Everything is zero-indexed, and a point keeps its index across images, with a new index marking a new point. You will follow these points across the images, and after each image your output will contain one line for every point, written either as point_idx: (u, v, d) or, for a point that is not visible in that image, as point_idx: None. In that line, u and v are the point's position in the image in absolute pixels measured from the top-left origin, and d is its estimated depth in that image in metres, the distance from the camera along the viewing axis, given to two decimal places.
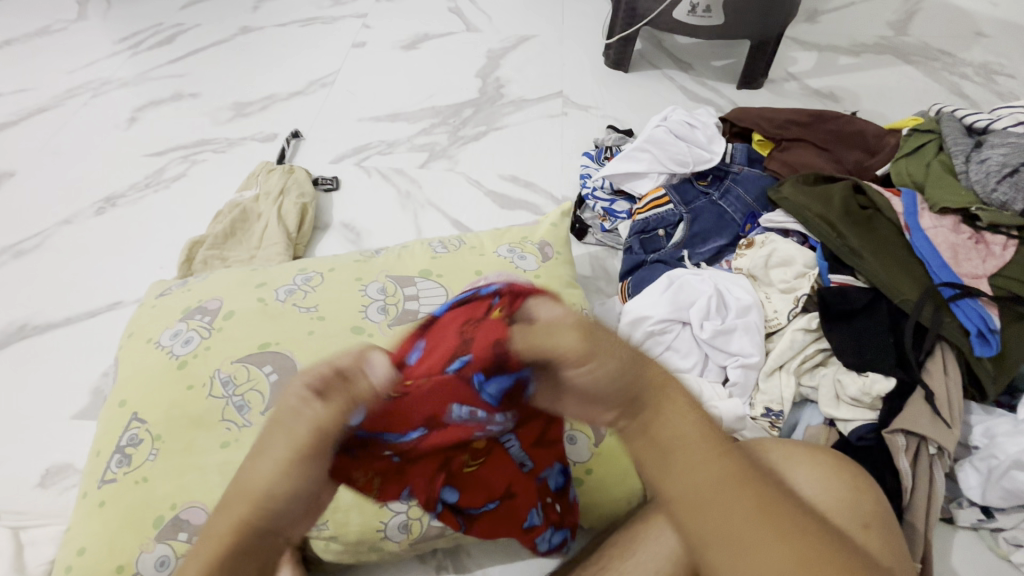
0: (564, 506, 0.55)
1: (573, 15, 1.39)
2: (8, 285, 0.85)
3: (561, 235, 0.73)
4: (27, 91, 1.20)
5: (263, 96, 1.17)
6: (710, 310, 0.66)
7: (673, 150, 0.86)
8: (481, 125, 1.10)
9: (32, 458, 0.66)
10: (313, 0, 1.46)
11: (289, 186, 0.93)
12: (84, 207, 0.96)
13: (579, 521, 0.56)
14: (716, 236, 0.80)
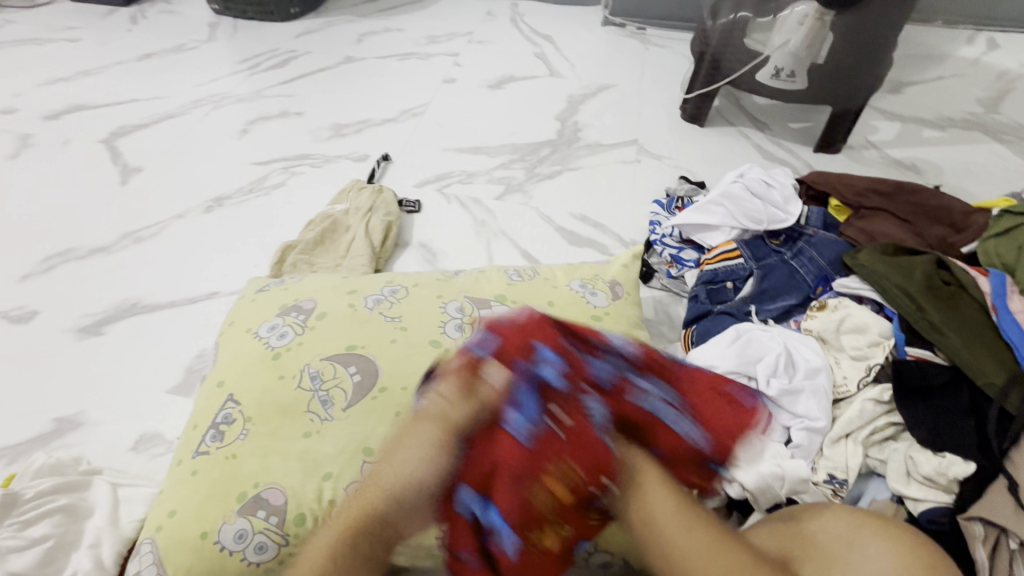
0: (615, 543, 0.54)
1: (654, 69, 1.45)
2: (125, 266, 0.95)
3: (632, 276, 0.75)
4: (159, 99, 1.36)
5: (359, 119, 1.27)
6: (778, 367, 0.66)
7: (748, 208, 0.87)
8: (557, 165, 1.16)
9: (129, 425, 0.73)
10: (411, 38, 1.59)
11: (377, 204, 1.00)
12: (195, 204, 1.07)
13: (629, 562, 0.55)
14: (786, 294, 0.81)
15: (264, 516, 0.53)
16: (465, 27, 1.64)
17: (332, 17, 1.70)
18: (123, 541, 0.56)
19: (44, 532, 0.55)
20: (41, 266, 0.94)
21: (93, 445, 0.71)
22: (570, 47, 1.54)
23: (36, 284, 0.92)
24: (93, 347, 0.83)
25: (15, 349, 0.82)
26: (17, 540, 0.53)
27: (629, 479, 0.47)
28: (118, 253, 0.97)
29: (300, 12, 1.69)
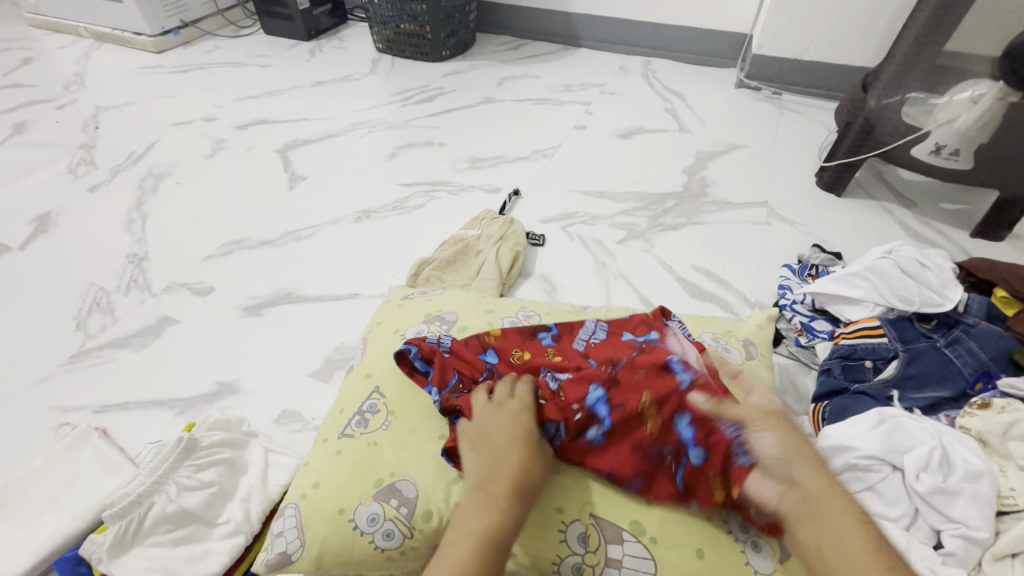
0: None
1: (788, 133, 1.43)
2: (285, 259, 1.08)
3: (765, 339, 0.74)
4: (326, 120, 1.55)
5: (494, 155, 1.37)
6: (931, 463, 0.60)
7: (898, 285, 0.82)
8: (682, 217, 1.16)
9: (276, 399, 0.82)
10: (547, 85, 1.69)
11: (508, 234, 1.07)
12: (346, 214, 1.20)
13: None
14: (936, 385, 0.75)
15: (395, 505, 0.57)
16: (598, 79, 1.72)
17: (477, 61, 1.86)
18: (268, 501, 0.64)
19: (211, 478, 0.63)
20: (220, 250, 1.10)
21: (245, 412, 0.81)
22: (702, 105, 1.56)
23: (215, 264, 1.07)
24: (253, 325, 0.95)
25: (193, 317, 0.96)
26: (192, 480, 0.62)
27: (803, 503, 0.49)
28: (280, 247, 1.11)
29: (449, 55, 1.87)
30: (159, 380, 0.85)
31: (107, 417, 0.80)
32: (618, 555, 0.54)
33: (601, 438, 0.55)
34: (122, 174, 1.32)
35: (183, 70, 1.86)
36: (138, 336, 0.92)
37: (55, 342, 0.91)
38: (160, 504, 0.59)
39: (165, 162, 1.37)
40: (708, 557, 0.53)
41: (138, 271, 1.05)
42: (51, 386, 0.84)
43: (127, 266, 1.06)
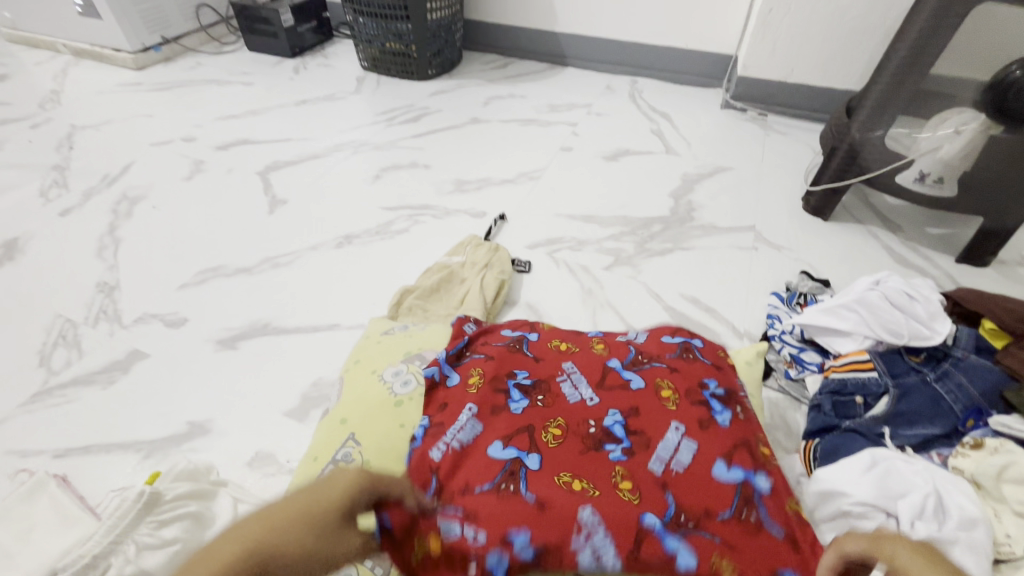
0: None
1: (774, 155, 1.43)
2: (261, 288, 1.04)
3: (753, 376, 0.74)
4: (308, 140, 1.52)
5: (480, 177, 1.35)
6: (926, 510, 0.58)
7: (886, 317, 0.81)
8: (668, 242, 1.15)
9: (248, 440, 0.79)
10: (533, 105, 1.68)
11: (492, 262, 1.05)
12: (327, 239, 1.16)
13: None
14: (927, 422, 0.73)
15: (371, 564, 0.55)
16: (584, 99, 1.72)
17: (463, 80, 1.85)
18: None
19: (174, 534, 0.59)
20: (195, 278, 1.06)
21: (216, 454, 0.77)
22: (688, 126, 1.56)
23: (188, 293, 1.03)
24: (227, 359, 0.91)
25: (164, 351, 0.92)
26: (153, 538, 0.58)
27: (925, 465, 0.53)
28: (258, 275, 1.07)
29: (435, 74, 1.85)
30: (125, 421, 0.81)
31: (68, 462, 0.76)
32: None
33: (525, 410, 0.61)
34: (95, 198, 1.28)
35: (164, 88, 1.82)
36: (105, 372, 0.88)
37: (17, 380, 0.87)
38: (117, 565, 0.55)
39: (141, 185, 1.33)
40: None
41: (108, 301, 1.01)
42: (9, 428, 0.80)
43: (97, 296, 1.02)
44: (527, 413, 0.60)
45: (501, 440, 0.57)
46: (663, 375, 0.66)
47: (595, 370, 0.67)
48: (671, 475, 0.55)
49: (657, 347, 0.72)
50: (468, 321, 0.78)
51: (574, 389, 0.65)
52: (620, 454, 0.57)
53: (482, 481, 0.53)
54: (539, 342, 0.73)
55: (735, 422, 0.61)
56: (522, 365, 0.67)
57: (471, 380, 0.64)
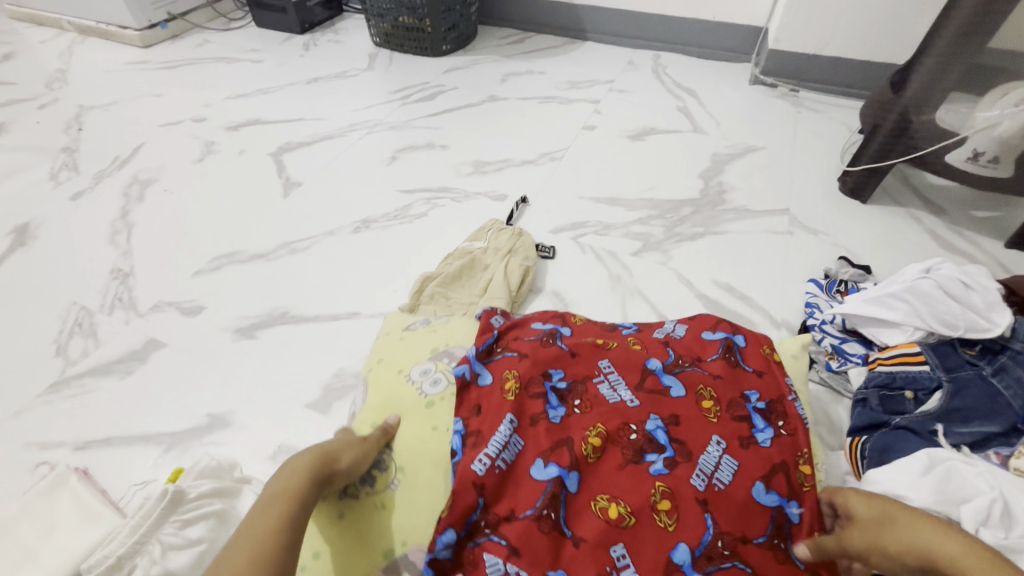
0: None
1: (808, 133, 1.36)
2: (278, 275, 1.01)
3: (800, 369, 0.70)
4: (321, 120, 1.47)
5: (500, 158, 1.30)
6: (992, 516, 0.54)
7: (940, 309, 0.76)
8: (699, 226, 1.10)
9: (270, 432, 0.77)
10: (553, 82, 1.62)
11: (516, 247, 1.00)
12: (344, 223, 1.12)
13: None
14: (984, 419, 0.69)
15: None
16: (606, 75, 1.65)
17: (479, 56, 1.78)
18: None
19: (199, 534, 0.57)
20: (211, 264, 1.03)
21: (238, 447, 0.75)
22: (715, 103, 1.49)
23: (204, 280, 1.00)
24: (246, 348, 0.88)
25: (182, 340, 0.90)
26: (177, 539, 0.56)
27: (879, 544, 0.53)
28: (274, 261, 1.04)
29: (450, 50, 1.78)
30: (145, 412, 0.79)
31: (88, 454, 0.74)
32: None
33: (558, 420, 0.57)
34: (106, 181, 1.25)
35: (172, 66, 1.77)
36: (123, 362, 0.86)
37: (34, 369, 0.85)
38: (142, 566, 0.53)
39: (152, 167, 1.30)
40: None
41: (122, 288, 0.98)
42: (29, 419, 0.78)
43: (111, 283, 0.99)
44: (565, 425, 0.57)
45: (541, 458, 0.54)
46: (705, 383, 0.62)
47: (635, 370, 0.63)
48: (712, 493, 0.53)
49: (698, 347, 0.68)
50: (496, 312, 0.72)
51: (612, 391, 0.61)
52: (660, 466, 0.54)
53: (523, 505, 0.51)
54: (573, 337, 0.68)
55: (777, 441, 0.58)
56: (557, 362, 0.63)
57: (507, 385, 0.59)
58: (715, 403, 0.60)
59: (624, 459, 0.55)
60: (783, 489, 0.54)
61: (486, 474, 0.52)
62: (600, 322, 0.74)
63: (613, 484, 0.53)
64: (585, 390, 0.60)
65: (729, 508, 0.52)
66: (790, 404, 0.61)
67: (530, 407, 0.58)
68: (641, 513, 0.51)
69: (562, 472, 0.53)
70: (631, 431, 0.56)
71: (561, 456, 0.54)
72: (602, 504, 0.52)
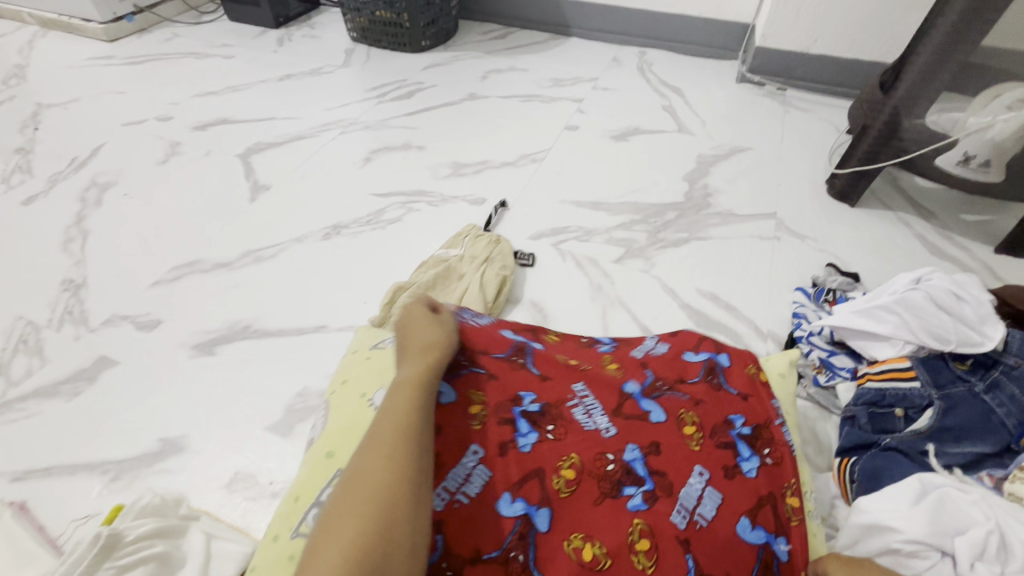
0: None
1: (795, 134, 1.33)
2: (241, 285, 0.95)
3: (787, 388, 0.67)
4: (293, 119, 1.41)
5: (478, 160, 1.25)
6: (987, 550, 0.51)
7: (931, 321, 0.73)
8: (683, 232, 1.06)
9: (226, 458, 0.72)
10: (535, 79, 1.57)
11: (493, 255, 0.96)
12: (314, 230, 1.07)
13: None
14: (977, 439, 0.66)
15: None
16: (590, 72, 1.60)
17: (459, 52, 1.72)
18: None
19: None
20: (170, 274, 0.98)
21: (191, 475, 0.70)
22: (701, 102, 1.45)
23: (162, 291, 0.94)
24: (204, 365, 0.83)
25: (135, 357, 0.84)
26: None
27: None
28: (238, 271, 0.98)
29: (429, 46, 1.73)
30: (91, 437, 0.74)
31: (27, 485, 0.69)
32: None
33: (530, 448, 0.52)
34: (61, 184, 1.18)
35: (137, 61, 1.69)
36: (70, 382, 0.80)
37: None
38: None
39: (112, 169, 1.23)
40: None
41: (74, 301, 0.92)
42: None
43: (62, 295, 0.93)
44: (536, 454, 0.52)
45: (509, 492, 0.49)
46: (685, 408, 0.58)
47: (611, 394, 0.59)
48: (694, 531, 0.49)
49: (677, 368, 0.64)
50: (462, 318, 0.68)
51: (588, 417, 0.57)
52: (639, 501, 0.50)
53: (489, 546, 0.46)
54: (543, 354, 0.64)
55: (763, 471, 0.55)
56: (527, 386, 0.58)
57: (474, 407, 0.54)
58: (697, 429, 0.57)
59: (599, 494, 0.50)
60: (769, 524, 0.51)
61: (447, 511, 0.47)
62: (574, 339, 0.71)
63: (587, 521, 0.48)
64: (558, 415, 0.56)
65: (712, 548, 0.48)
66: (775, 429, 0.59)
67: (499, 433, 0.53)
68: (618, 554, 0.46)
69: (531, 509, 0.48)
70: (606, 462, 0.52)
71: (531, 490, 0.49)
72: (575, 545, 0.47)
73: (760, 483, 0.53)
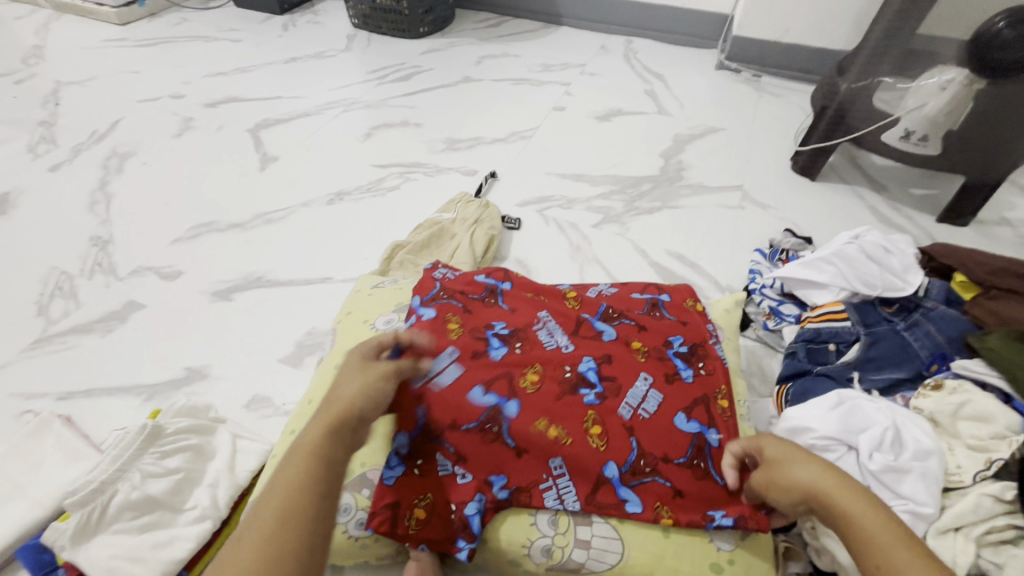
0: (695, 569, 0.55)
1: (766, 116, 1.43)
2: (253, 243, 1.05)
3: (733, 322, 0.77)
4: (298, 99, 1.50)
5: (471, 136, 1.35)
6: (884, 442, 0.62)
7: (862, 270, 0.84)
8: (657, 201, 1.16)
9: (245, 384, 0.82)
10: (527, 64, 1.66)
11: (483, 218, 1.06)
12: (319, 196, 1.17)
13: None
14: (894, 367, 0.77)
15: (368, 494, 0.57)
16: (578, 59, 1.70)
17: (455, 38, 1.81)
18: (236, 488, 0.64)
19: (177, 464, 0.63)
20: (189, 232, 1.07)
21: (215, 396, 0.80)
22: (681, 87, 1.55)
23: (182, 247, 1.04)
24: (223, 309, 0.93)
25: (160, 301, 0.94)
26: (157, 467, 0.61)
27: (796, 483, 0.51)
28: (251, 230, 1.08)
29: (427, 32, 1.82)
30: (125, 366, 0.84)
31: (72, 403, 0.79)
32: (587, 536, 0.55)
33: (499, 356, 0.62)
34: (84, 154, 1.28)
35: (149, 44, 1.78)
36: (103, 321, 0.90)
37: (17, 327, 0.89)
38: (124, 491, 0.59)
39: (131, 141, 1.33)
40: (672, 535, 0.56)
41: (102, 254, 1.02)
42: (13, 372, 0.82)
43: (91, 250, 1.03)
44: (505, 361, 0.61)
45: (481, 386, 0.59)
46: (632, 333, 0.69)
47: (570, 321, 0.69)
48: (638, 421, 0.59)
49: (628, 302, 0.74)
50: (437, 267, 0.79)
51: (549, 337, 0.66)
52: (592, 398, 0.60)
53: (467, 419, 0.57)
54: (512, 292, 0.73)
55: (697, 379, 0.65)
56: (498, 317, 0.68)
57: (450, 324, 0.65)
58: (643, 348, 0.67)
59: (558, 393, 0.60)
60: (703, 419, 0.61)
61: (430, 395, 0.58)
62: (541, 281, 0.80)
63: (549, 409, 0.58)
64: (524, 335, 0.65)
65: (651, 437, 0.58)
66: (710, 347, 0.69)
67: (472, 343, 0.63)
68: (574, 434, 0.57)
69: (501, 400, 0.58)
70: (565, 368, 0.62)
71: (499, 383, 0.59)
72: (538, 425, 0.57)
73: (695, 389, 0.63)
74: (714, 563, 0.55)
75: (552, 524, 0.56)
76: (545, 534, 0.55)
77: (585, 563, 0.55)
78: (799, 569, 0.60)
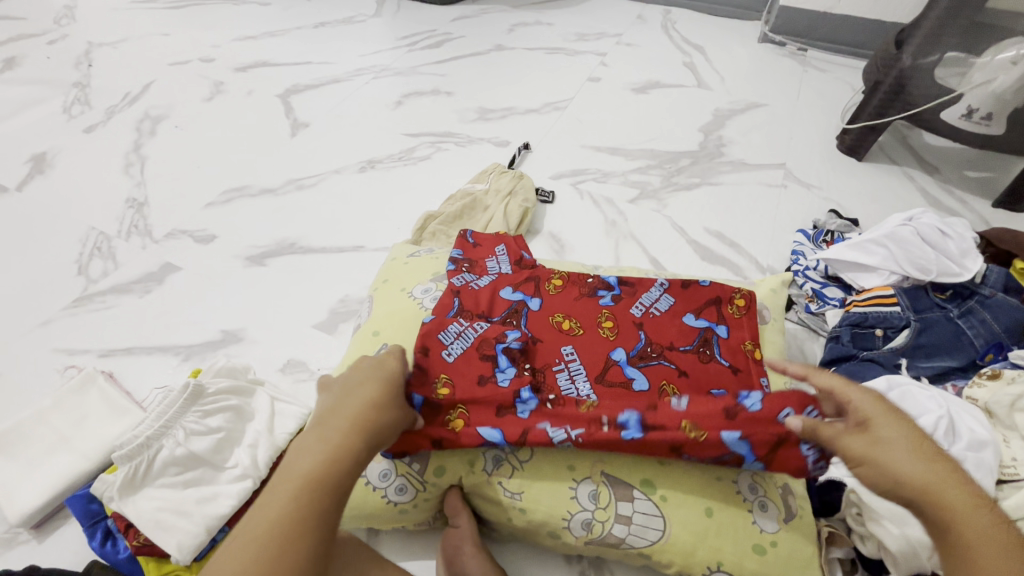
0: (738, 549, 0.54)
1: (811, 91, 1.37)
2: (285, 210, 1.05)
3: (778, 303, 0.75)
4: (328, 64, 1.47)
5: (504, 106, 1.32)
6: (937, 431, 0.60)
7: (916, 254, 0.79)
8: (696, 177, 1.13)
9: (280, 349, 0.82)
10: (561, 33, 1.61)
11: (517, 189, 1.03)
12: (351, 163, 1.15)
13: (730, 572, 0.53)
14: (946, 354, 0.74)
15: (407, 461, 0.57)
16: (614, 28, 1.63)
17: (487, 5, 1.76)
18: (276, 449, 0.64)
19: (218, 424, 0.63)
20: (221, 197, 1.07)
21: (251, 360, 0.81)
22: (723, 60, 1.49)
23: (216, 212, 1.04)
24: (257, 274, 0.93)
25: (195, 264, 0.94)
26: (199, 426, 0.62)
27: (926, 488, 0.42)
28: (283, 196, 1.08)
29: None
30: (162, 326, 0.85)
31: (113, 361, 0.80)
32: (628, 512, 0.55)
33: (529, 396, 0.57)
34: (117, 116, 1.28)
35: (178, 6, 1.76)
36: (141, 282, 0.91)
37: (58, 285, 0.90)
38: (168, 447, 0.60)
39: (162, 104, 1.32)
40: (715, 514, 0.54)
41: (138, 216, 1.03)
42: (55, 329, 0.84)
43: (127, 211, 1.03)
44: (530, 408, 0.56)
45: (493, 427, 0.55)
46: (670, 378, 0.60)
47: (599, 357, 0.61)
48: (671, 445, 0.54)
49: (675, 330, 0.65)
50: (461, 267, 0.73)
51: (570, 381, 0.59)
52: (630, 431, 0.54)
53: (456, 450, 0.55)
54: (538, 314, 0.65)
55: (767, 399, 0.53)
56: (523, 342, 0.62)
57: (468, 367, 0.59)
58: (678, 355, 0.62)
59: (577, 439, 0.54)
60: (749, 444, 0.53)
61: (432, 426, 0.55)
62: (579, 280, 0.70)
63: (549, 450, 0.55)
64: (547, 366, 0.60)
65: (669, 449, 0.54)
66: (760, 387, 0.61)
67: (493, 382, 0.57)
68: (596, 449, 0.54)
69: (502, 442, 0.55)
70: (586, 418, 0.55)
71: (511, 430, 0.55)
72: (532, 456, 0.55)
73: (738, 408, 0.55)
74: (757, 544, 0.54)
75: (592, 498, 0.55)
76: (585, 507, 0.55)
77: (625, 539, 0.55)
78: (841, 553, 0.59)
